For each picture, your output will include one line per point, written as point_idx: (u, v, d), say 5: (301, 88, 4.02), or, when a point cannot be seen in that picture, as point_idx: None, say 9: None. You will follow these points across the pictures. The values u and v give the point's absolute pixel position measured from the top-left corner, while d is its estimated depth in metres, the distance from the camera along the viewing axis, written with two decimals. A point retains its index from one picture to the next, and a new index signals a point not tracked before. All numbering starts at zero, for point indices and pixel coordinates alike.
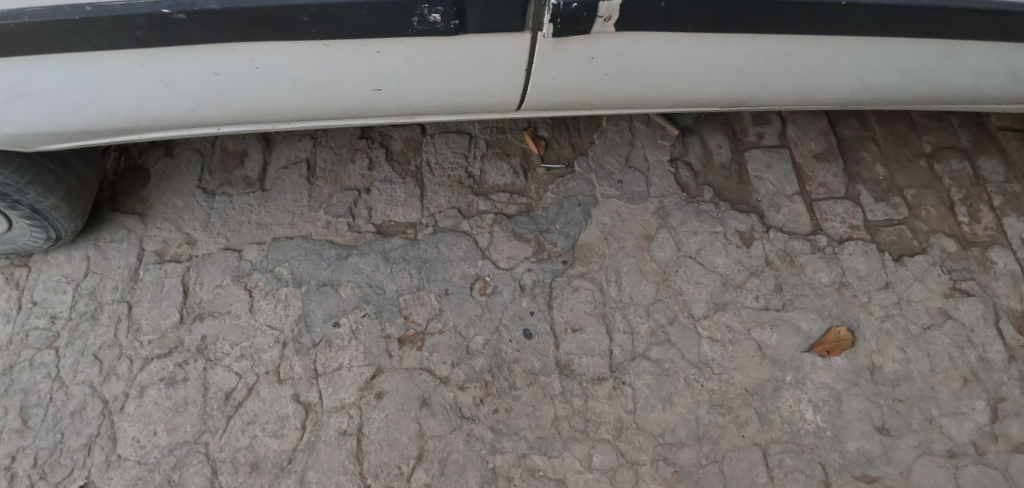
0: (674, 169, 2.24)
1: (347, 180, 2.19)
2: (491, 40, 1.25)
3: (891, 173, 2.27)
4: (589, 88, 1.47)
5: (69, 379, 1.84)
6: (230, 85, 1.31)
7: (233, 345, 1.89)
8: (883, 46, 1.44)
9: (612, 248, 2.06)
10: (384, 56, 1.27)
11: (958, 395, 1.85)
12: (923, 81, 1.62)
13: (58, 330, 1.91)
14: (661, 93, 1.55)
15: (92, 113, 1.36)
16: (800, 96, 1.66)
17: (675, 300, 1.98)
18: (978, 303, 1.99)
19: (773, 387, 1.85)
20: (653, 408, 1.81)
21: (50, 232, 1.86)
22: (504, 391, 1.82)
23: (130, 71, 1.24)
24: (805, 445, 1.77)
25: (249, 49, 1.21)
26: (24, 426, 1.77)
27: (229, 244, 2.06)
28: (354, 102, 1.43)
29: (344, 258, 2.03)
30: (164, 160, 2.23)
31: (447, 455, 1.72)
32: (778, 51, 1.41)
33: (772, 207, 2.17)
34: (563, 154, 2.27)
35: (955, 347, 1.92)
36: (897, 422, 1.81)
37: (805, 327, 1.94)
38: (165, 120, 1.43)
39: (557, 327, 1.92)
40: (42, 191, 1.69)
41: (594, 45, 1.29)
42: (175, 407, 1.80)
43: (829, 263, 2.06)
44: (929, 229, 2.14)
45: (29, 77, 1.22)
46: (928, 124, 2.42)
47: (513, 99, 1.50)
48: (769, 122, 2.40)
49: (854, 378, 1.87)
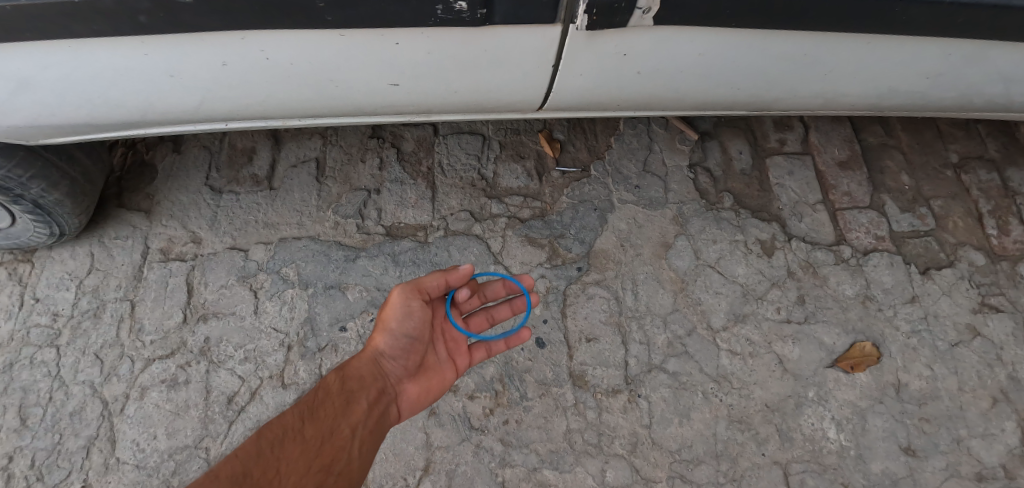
0: (694, 175, 2.17)
1: (357, 180, 2.14)
2: (517, 32, 1.19)
3: (917, 183, 2.19)
4: (616, 87, 1.42)
5: (68, 379, 1.79)
6: (240, 77, 1.26)
7: (237, 348, 1.83)
8: (927, 49, 1.37)
9: (628, 255, 2.00)
10: (405, 48, 1.21)
11: (987, 415, 1.77)
12: (958, 89, 1.55)
13: (60, 328, 1.87)
14: (688, 94, 1.49)
15: (96, 105, 1.31)
16: (829, 100, 1.59)
17: (693, 310, 1.91)
18: (1008, 320, 1.91)
19: (795, 404, 1.78)
20: (669, 423, 1.74)
21: (54, 227, 1.81)
22: (515, 401, 1.77)
23: (136, 61, 1.19)
24: (827, 465, 1.70)
25: (261, 38, 1.15)
26: (22, 427, 1.73)
27: (236, 244, 2.01)
28: (371, 98, 1.38)
29: (352, 260, 1.97)
30: (171, 156, 2.18)
31: (455, 468, 1.68)
32: (817, 51, 1.35)
33: (794, 216, 2.10)
34: (578, 157, 2.21)
35: (984, 364, 1.84)
36: (923, 442, 1.73)
37: (828, 341, 1.87)
38: (174, 114, 1.39)
39: (571, 337, 1.86)
40: (46, 185, 1.64)
41: (628, 40, 1.23)
42: (176, 410, 1.75)
43: (853, 275, 1.99)
44: (956, 241, 2.06)
45: (32, 68, 1.18)
46: (955, 133, 2.33)
47: (535, 98, 1.44)
48: (791, 128, 2.32)
49: (879, 395, 1.80)
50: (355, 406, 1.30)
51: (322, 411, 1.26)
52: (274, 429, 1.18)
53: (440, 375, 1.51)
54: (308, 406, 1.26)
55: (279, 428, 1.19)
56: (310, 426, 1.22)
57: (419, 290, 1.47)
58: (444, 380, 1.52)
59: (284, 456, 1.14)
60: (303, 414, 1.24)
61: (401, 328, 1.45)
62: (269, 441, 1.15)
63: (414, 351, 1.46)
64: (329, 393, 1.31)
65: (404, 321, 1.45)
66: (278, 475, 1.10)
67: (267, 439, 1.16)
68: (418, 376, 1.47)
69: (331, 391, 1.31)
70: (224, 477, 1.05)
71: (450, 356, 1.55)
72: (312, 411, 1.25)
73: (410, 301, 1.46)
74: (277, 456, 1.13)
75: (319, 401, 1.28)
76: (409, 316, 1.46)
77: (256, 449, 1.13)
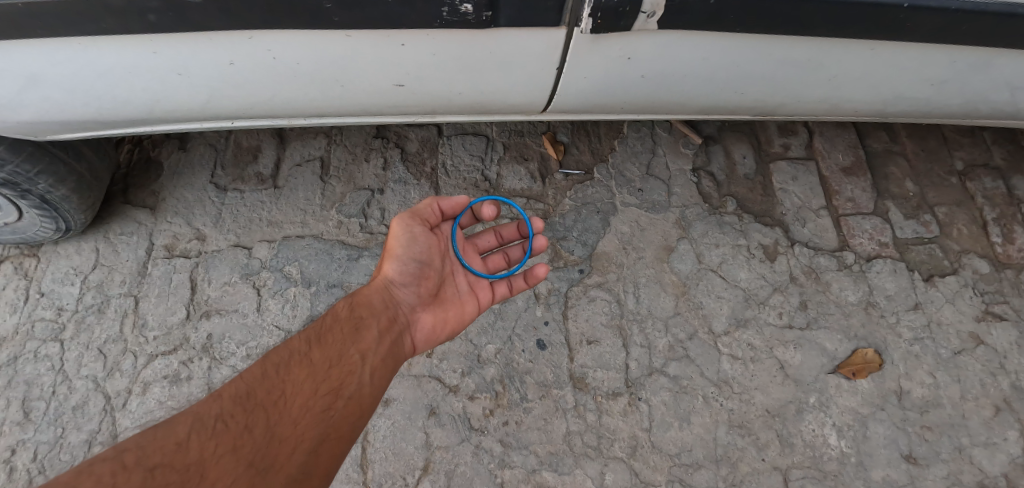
0: (697, 179, 2.17)
1: (361, 179, 2.15)
2: (523, 35, 1.20)
3: (922, 190, 2.18)
4: (620, 90, 1.42)
5: (72, 374, 1.80)
6: (247, 76, 1.27)
7: (239, 345, 1.84)
8: (933, 55, 1.36)
9: (630, 258, 2.00)
10: (409, 50, 1.22)
11: (989, 424, 1.76)
12: (964, 96, 1.55)
13: (64, 322, 1.88)
14: (692, 98, 1.50)
15: (104, 102, 1.32)
16: (833, 105, 1.59)
17: (695, 314, 1.91)
18: (1012, 329, 1.90)
19: (796, 410, 1.78)
20: (669, 427, 1.74)
21: (60, 223, 1.83)
22: (515, 402, 1.77)
23: (144, 60, 1.20)
24: (827, 472, 1.70)
25: (268, 39, 1.16)
26: (25, 420, 1.74)
27: (239, 241, 2.02)
28: (375, 99, 1.39)
29: (355, 259, 1.98)
30: (177, 153, 2.19)
31: (454, 468, 1.69)
32: (821, 56, 1.35)
33: (797, 221, 2.09)
34: (582, 160, 2.21)
35: (988, 373, 1.83)
36: (925, 450, 1.73)
37: (830, 348, 1.87)
38: (180, 112, 1.40)
39: (572, 339, 1.86)
40: (53, 181, 1.65)
41: (633, 43, 1.23)
42: (178, 405, 1.76)
43: (856, 281, 1.98)
44: (961, 249, 2.05)
45: (41, 65, 1.19)
46: (960, 140, 2.31)
47: (539, 100, 1.45)
48: (796, 133, 2.32)
49: (881, 402, 1.79)
50: (365, 332, 1.31)
51: (329, 337, 1.28)
52: (280, 354, 1.21)
53: (458, 307, 1.56)
54: (316, 332, 1.28)
55: (286, 352, 1.22)
56: (316, 350, 1.24)
57: (418, 217, 1.53)
58: (463, 313, 1.56)
59: (291, 377, 1.17)
60: (309, 340, 1.26)
61: (408, 253, 1.48)
62: (274, 364, 1.18)
63: (422, 276, 1.50)
64: (336, 320, 1.32)
65: (409, 247, 1.49)
66: (284, 395, 1.13)
67: (273, 361, 1.19)
68: (432, 305, 1.51)
69: (338, 318, 1.33)
70: (229, 396, 1.10)
71: (471, 289, 1.61)
72: (319, 338, 1.27)
73: (411, 226, 1.51)
74: (284, 378, 1.16)
75: (327, 328, 1.30)
76: (415, 242, 1.51)
77: (262, 371, 1.16)
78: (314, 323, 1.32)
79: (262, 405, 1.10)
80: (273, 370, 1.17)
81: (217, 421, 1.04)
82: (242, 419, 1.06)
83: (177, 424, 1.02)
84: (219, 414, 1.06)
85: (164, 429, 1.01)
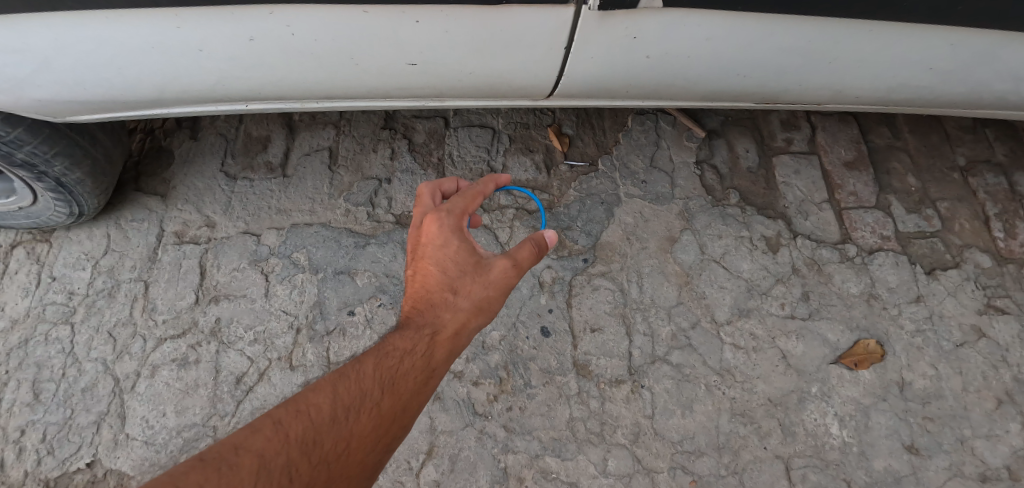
0: (700, 172, 2.19)
1: (369, 169, 2.18)
2: (533, 12, 1.23)
3: (924, 185, 2.20)
4: (626, 72, 1.44)
5: (82, 356, 1.83)
6: (264, 53, 1.30)
7: (246, 329, 1.87)
8: (936, 39, 1.38)
9: (634, 249, 2.02)
10: (424, 27, 1.25)
11: (991, 416, 1.77)
12: (966, 85, 1.57)
13: (75, 306, 1.91)
14: (697, 82, 1.52)
15: (123, 81, 1.36)
16: (836, 93, 1.61)
17: (697, 304, 1.93)
18: (1014, 322, 1.91)
19: (798, 399, 1.79)
20: (672, 414, 1.76)
21: (73, 207, 1.86)
22: (519, 388, 1.79)
23: (166, 37, 1.23)
24: (829, 461, 1.71)
25: (287, 14, 1.19)
26: (35, 401, 1.77)
27: (248, 228, 2.05)
28: (387, 80, 1.42)
29: (362, 247, 2.00)
30: (188, 143, 2.23)
31: (458, 452, 1.71)
32: (826, 38, 1.37)
33: (799, 214, 2.11)
34: (586, 152, 2.23)
35: (989, 365, 1.84)
36: (926, 441, 1.73)
37: (832, 338, 1.88)
38: (196, 92, 1.43)
39: (575, 326, 1.88)
40: (69, 164, 1.69)
41: (640, 21, 1.26)
42: (186, 388, 1.78)
43: (858, 273, 2.00)
44: (963, 243, 2.06)
45: (66, 41, 1.22)
46: (963, 136, 2.33)
47: (546, 83, 1.48)
48: (799, 128, 2.34)
49: (883, 393, 1.80)
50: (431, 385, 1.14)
51: (401, 383, 1.10)
52: (349, 389, 1.05)
53: None
54: (390, 371, 1.10)
55: (357, 392, 1.05)
56: (388, 398, 1.07)
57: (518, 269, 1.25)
58: None
59: (357, 429, 1.01)
60: (383, 384, 1.08)
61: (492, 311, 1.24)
62: (343, 405, 1.02)
63: None
64: (412, 364, 1.12)
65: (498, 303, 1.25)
66: (347, 450, 0.99)
67: (342, 401, 1.03)
68: None
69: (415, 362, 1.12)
70: (295, 438, 0.95)
71: None
72: (393, 383, 1.09)
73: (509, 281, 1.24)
74: (350, 428, 1.00)
75: (398, 370, 1.11)
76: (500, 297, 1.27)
77: (331, 412, 1.00)
78: (384, 356, 1.11)
79: (326, 462, 0.95)
80: (339, 413, 1.01)
81: (284, 473, 0.91)
82: (308, 474, 0.92)
83: (240, 467, 0.88)
84: (282, 465, 0.92)
85: (230, 470, 0.87)
